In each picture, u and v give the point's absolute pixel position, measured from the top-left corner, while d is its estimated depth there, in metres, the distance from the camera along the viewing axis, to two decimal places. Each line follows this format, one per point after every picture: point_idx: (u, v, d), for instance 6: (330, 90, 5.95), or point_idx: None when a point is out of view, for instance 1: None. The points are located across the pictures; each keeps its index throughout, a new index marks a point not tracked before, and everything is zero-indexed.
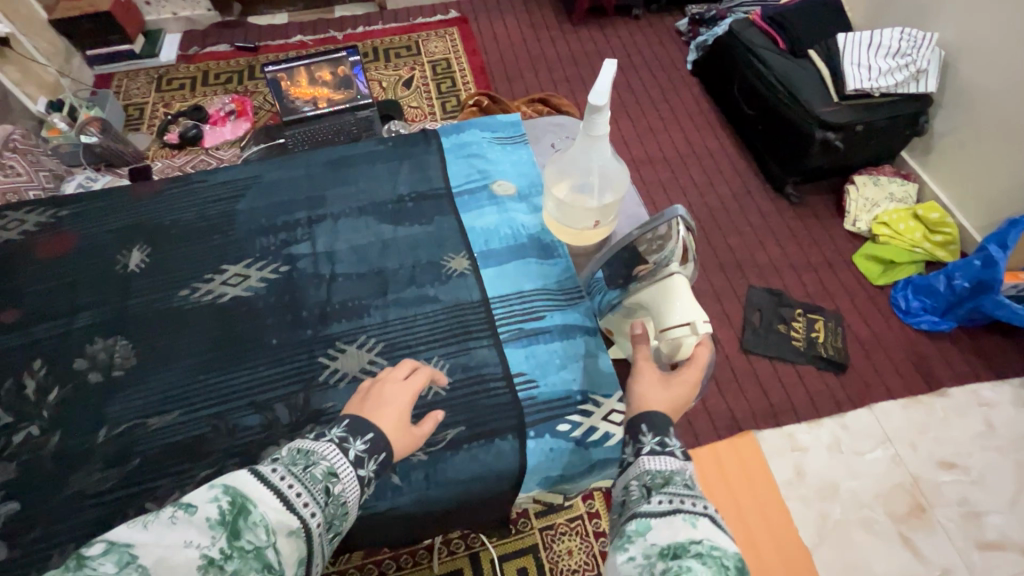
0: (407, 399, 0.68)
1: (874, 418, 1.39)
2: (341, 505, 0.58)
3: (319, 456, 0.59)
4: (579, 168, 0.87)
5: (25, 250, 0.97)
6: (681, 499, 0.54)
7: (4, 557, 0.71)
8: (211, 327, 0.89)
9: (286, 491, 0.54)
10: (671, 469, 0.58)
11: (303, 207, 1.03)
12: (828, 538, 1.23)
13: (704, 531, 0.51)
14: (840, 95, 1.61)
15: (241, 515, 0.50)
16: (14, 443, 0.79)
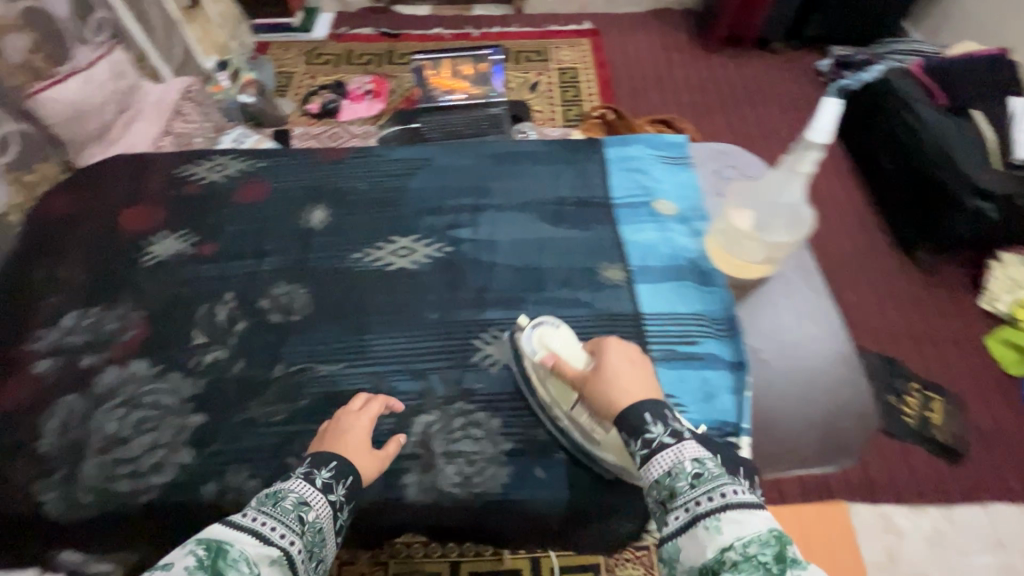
0: (363, 429, 0.75)
1: (986, 519, 1.27)
2: (318, 532, 0.62)
3: (289, 491, 0.63)
4: (767, 202, 0.86)
5: (226, 192, 1.09)
6: (695, 502, 0.56)
7: (189, 462, 0.79)
8: (380, 291, 0.96)
9: (261, 528, 0.58)
10: (671, 470, 0.59)
11: (470, 194, 1.08)
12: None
13: (732, 532, 0.53)
14: (1005, 163, 1.52)
15: (220, 557, 0.53)
16: (203, 361, 0.88)
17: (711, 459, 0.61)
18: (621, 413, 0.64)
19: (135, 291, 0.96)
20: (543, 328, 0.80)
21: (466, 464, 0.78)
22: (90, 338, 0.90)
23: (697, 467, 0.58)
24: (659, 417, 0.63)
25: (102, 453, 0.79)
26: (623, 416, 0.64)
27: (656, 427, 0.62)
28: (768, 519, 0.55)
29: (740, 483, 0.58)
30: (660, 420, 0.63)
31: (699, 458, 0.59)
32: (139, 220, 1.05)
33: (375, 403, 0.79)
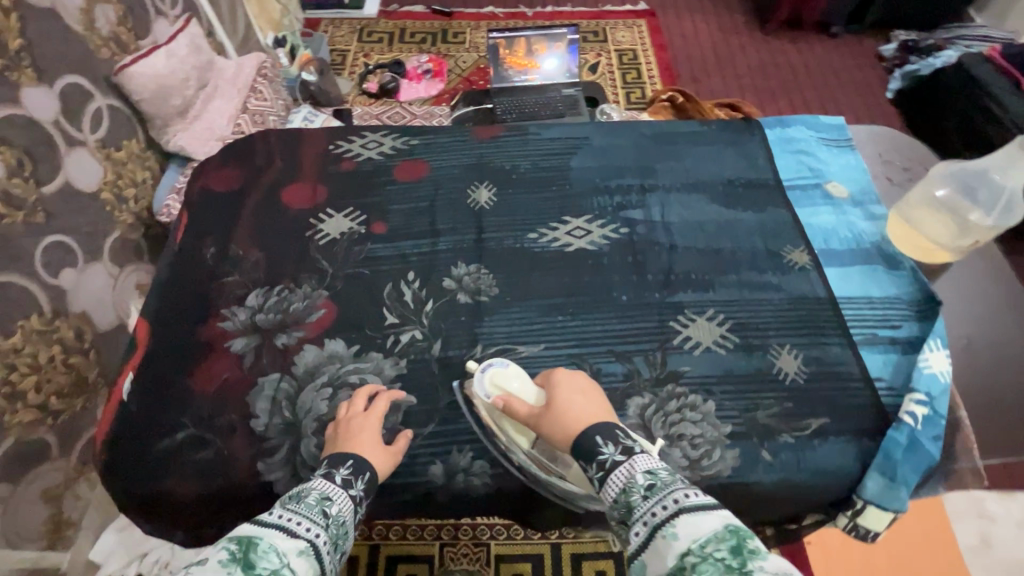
0: (375, 424, 0.75)
1: None
2: (342, 526, 0.62)
3: (311, 488, 0.64)
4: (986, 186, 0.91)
5: (385, 171, 1.07)
6: (651, 514, 0.55)
7: (408, 443, 0.78)
8: (563, 272, 0.94)
9: (290, 524, 0.57)
10: (624, 487, 0.59)
11: (635, 174, 1.06)
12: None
13: (687, 536, 0.51)
14: None
15: (251, 548, 0.52)
16: (401, 341, 0.87)
17: (663, 470, 0.60)
18: (574, 446, 0.64)
19: (315, 270, 0.94)
20: (494, 368, 0.77)
21: (689, 447, 0.78)
22: (280, 318, 0.88)
23: (649, 479, 0.58)
24: (609, 437, 0.63)
25: (319, 433, 0.78)
26: (577, 446, 0.64)
27: (608, 446, 0.62)
28: (724, 516, 0.53)
29: (696, 490, 0.57)
30: (613, 441, 0.63)
31: (652, 469, 0.59)
32: (300, 197, 1.03)
33: (383, 401, 0.77)
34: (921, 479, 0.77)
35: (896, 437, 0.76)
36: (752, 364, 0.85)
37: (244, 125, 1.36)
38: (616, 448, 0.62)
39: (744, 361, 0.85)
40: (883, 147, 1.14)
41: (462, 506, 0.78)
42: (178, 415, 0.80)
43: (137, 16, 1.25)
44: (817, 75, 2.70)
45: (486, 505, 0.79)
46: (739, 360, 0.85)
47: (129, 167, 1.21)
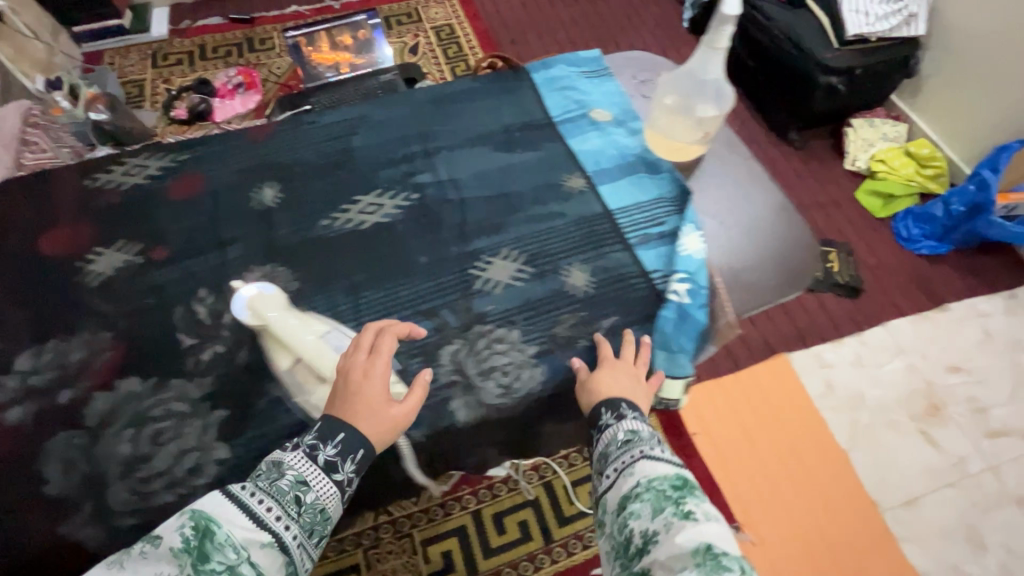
0: (380, 375, 0.74)
1: (889, 335, 1.80)
2: (319, 511, 0.67)
3: (288, 468, 0.68)
4: (694, 82, 0.99)
5: (156, 193, 1.00)
6: (618, 463, 0.71)
7: (226, 456, 0.76)
8: (360, 248, 0.95)
9: (257, 507, 0.64)
10: (607, 441, 0.75)
11: (418, 141, 1.09)
12: (859, 441, 1.63)
13: (641, 473, 0.68)
14: (840, 41, 1.93)
15: (208, 537, 0.59)
16: (203, 360, 0.83)
17: (646, 429, 0.75)
18: (588, 413, 0.79)
19: (93, 313, 0.87)
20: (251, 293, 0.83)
21: (501, 376, 0.84)
22: (59, 374, 0.82)
23: (629, 435, 0.73)
24: (609, 405, 0.77)
25: (127, 476, 0.74)
26: (589, 414, 0.79)
27: (605, 413, 0.76)
28: (676, 468, 0.69)
29: (665, 446, 0.73)
30: (613, 410, 0.76)
31: (632, 429, 0.74)
32: (61, 242, 0.94)
33: (386, 338, 0.77)
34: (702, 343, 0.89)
35: (667, 314, 0.89)
36: (547, 287, 0.92)
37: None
38: (613, 414, 0.77)
39: (540, 287, 0.92)
40: (638, 68, 1.26)
41: None
42: None
43: None
44: (619, 18, 2.91)
45: None
46: (536, 286, 0.92)
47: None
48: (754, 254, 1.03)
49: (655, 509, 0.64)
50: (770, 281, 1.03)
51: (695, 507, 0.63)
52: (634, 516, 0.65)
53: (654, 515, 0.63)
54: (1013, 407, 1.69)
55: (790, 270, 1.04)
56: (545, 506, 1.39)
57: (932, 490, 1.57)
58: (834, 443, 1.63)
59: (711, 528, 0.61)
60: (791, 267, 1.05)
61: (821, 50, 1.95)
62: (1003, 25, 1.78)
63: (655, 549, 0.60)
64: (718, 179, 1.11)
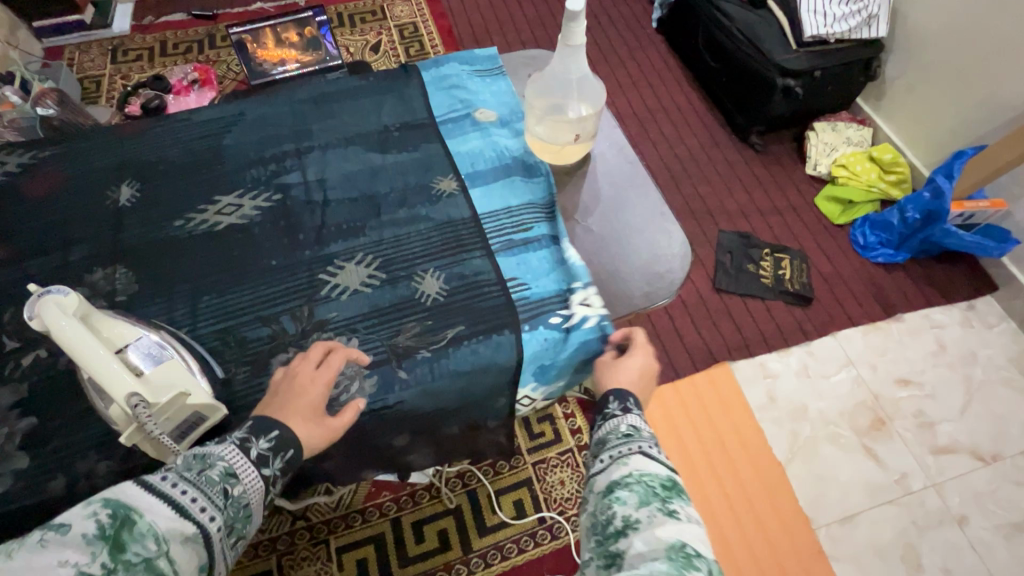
0: (321, 390, 0.72)
1: (837, 345, 1.74)
2: (243, 507, 0.59)
3: (218, 458, 0.60)
4: (559, 83, 0.95)
5: (11, 191, 0.97)
6: (616, 450, 0.67)
7: (25, 466, 0.73)
8: (210, 250, 0.92)
9: (181, 498, 0.54)
10: (608, 428, 0.70)
11: (291, 139, 1.05)
12: (798, 454, 1.56)
13: (635, 465, 0.64)
14: (799, 42, 1.88)
15: (126, 527, 0.48)
16: (23, 365, 0.81)
17: (648, 428, 0.70)
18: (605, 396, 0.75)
19: None
20: (50, 294, 0.69)
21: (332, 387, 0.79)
22: None
23: (630, 429, 0.69)
24: (618, 397, 0.74)
25: None
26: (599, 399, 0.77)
27: (614, 403, 0.73)
28: (670, 470, 0.65)
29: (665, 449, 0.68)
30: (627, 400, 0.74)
31: (636, 425, 0.69)
32: None
33: (338, 355, 0.75)
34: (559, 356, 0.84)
35: (532, 335, 0.84)
36: (396, 294, 0.88)
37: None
38: (621, 406, 0.73)
39: (389, 294, 0.88)
40: (537, 66, 1.21)
41: None
42: None
43: None
44: None
45: None
46: (386, 294, 0.88)
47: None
48: (621, 262, 0.98)
49: (643, 501, 0.59)
50: (635, 288, 0.96)
51: (682, 508, 0.59)
52: (619, 501, 0.60)
53: (640, 507, 0.59)
54: (961, 423, 1.61)
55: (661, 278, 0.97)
56: (465, 516, 1.35)
57: (871, 506, 1.50)
58: (771, 455, 1.56)
59: (694, 530, 0.57)
60: None
61: (779, 52, 1.89)
62: (961, 25, 1.72)
63: (635, 534, 0.56)
64: (597, 182, 1.05)
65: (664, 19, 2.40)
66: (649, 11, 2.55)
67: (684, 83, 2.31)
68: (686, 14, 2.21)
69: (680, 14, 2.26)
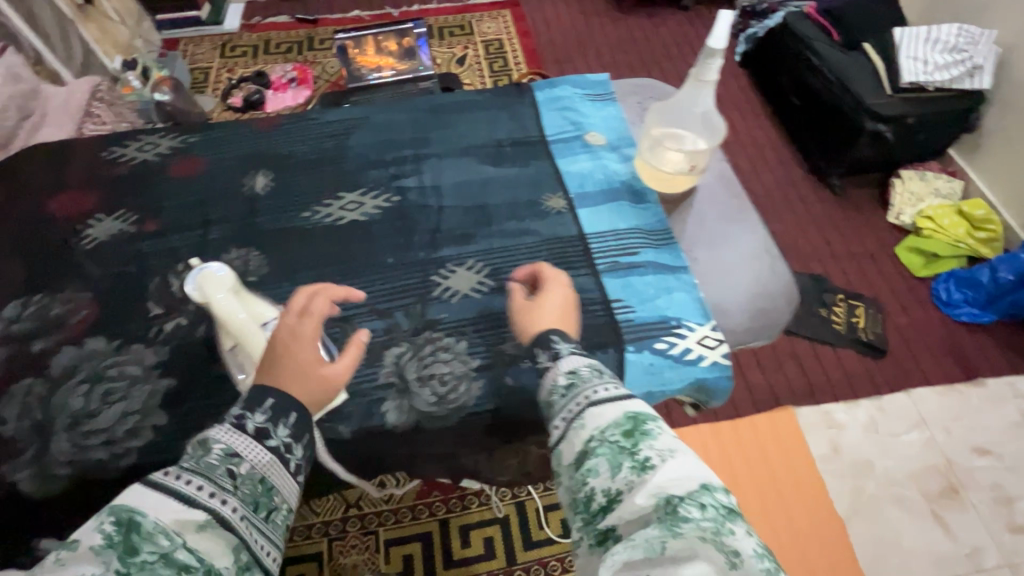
0: (310, 325, 0.70)
1: (911, 403, 1.66)
2: (258, 483, 0.57)
3: (217, 441, 0.57)
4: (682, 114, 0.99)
5: (161, 170, 1.07)
6: (568, 412, 0.61)
7: (163, 423, 0.80)
8: (332, 242, 0.98)
9: (186, 489, 0.51)
10: (550, 389, 0.65)
11: (411, 145, 1.11)
12: (860, 509, 1.50)
13: (592, 424, 0.57)
14: (894, 87, 1.84)
15: (135, 529, 0.46)
16: (165, 330, 0.88)
17: (585, 366, 0.65)
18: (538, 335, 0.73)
19: (79, 274, 0.94)
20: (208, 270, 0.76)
21: (438, 385, 0.83)
22: (38, 324, 0.88)
23: (570, 380, 0.63)
24: (544, 347, 0.69)
25: (72, 428, 0.79)
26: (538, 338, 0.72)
27: (542, 357, 0.68)
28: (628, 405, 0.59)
29: (616, 383, 0.62)
30: (565, 341, 0.70)
31: (572, 372, 0.64)
32: (70, 206, 1.01)
33: (318, 298, 0.73)
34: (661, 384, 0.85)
35: (636, 357, 0.85)
36: (503, 303, 0.92)
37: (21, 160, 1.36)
38: (551, 355, 0.69)
39: (497, 301, 0.92)
40: (645, 94, 1.24)
41: None
42: None
43: None
44: (666, 48, 2.94)
45: None
46: (494, 300, 0.92)
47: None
48: (729, 295, 0.96)
49: (614, 465, 0.53)
50: (741, 327, 0.95)
51: (652, 450, 0.53)
52: (592, 474, 0.54)
53: (616, 472, 0.53)
54: None
55: (769, 316, 0.96)
56: (511, 527, 1.36)
57: None
58: (832, 510, 1.50)
59: (675, 468, 0.51)
60: (765, 313, 0.96)
61: (872, 95, 1.86)
62: None
63: (620, 508, 0.50)
64: (704, 212, 1.05)
65: (750, 53, 2.39)
66: (733, 45, 2.55)
67: (767, 119, 2.29)
68: (774, 51, 2.21)
69: (768, 49, 2.25)
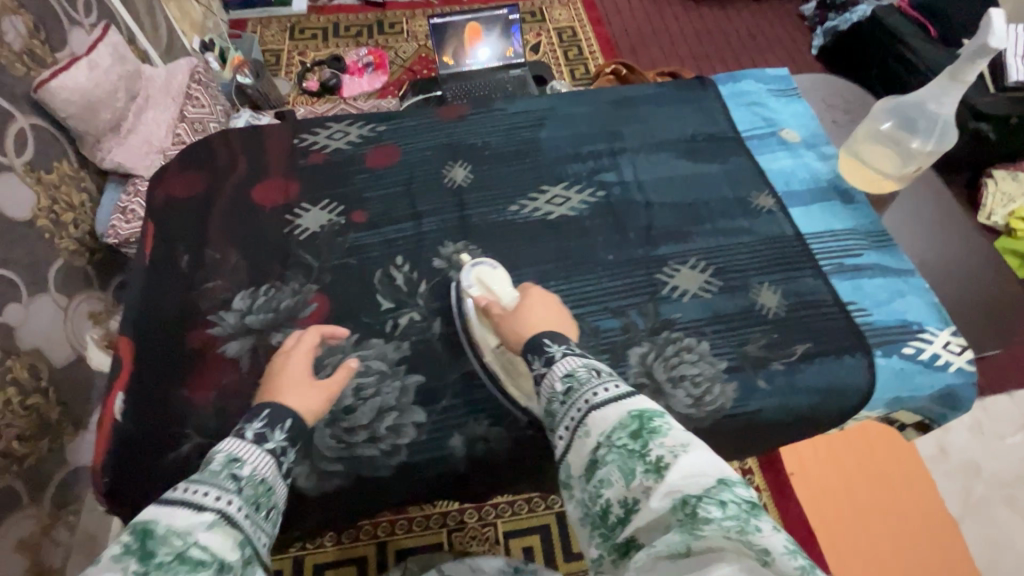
0: (298, 361, 0.74)
1: (1014, 405, 1.43)
2: (260, 482, 0.55)
3: (217, 453, 0.56)
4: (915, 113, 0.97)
5: (356, 159, 1.05)
6: (568, 422, 0.58)
7: (424, 420, 0.79)
8: (547, 239, 0.96)
9: (194, 495, 0.50)
10: (548, 396, 0.61)
11: (604, 139, 1.09)
12: (972, 512, 1.30)
13: (597, 430, 0.54)
14: (998, 86, 1.59)
15: (148, 536, 0.45)
16: (400, 325, 0.87)
17: (582, 366, 0.61)
18: (527, 342, 0.68)
19: (300, 265, 0.92)
20: (482, 267, 0.84)
21: (692, 386, 0.82)
22: (271, 317, 0.86)
23: (567, 383, 0.60)
24: (535, 352, 0.65)
25: (332, 424, 0.77)
26: (527, 345, 0.68)
27: (535, 362, 0.65)
28: (632, 404, 0.56)
29: (616, 380, 0.59)
30: (561, 342, 0.66)
31: (568, 373, 0.60)
32: (273, 194, 1.00)
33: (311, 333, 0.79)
34: (911, 388, 0.84)
35: (886, 362, 0.84)
36: (737, 303, 0.90)
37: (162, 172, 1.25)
38: (543, 360, 0.65)
39: (730, 302, 0.90)
40: (825, 91, 1.21)
41: (483, 475, 0.79)
42: (184, 424, 0.77)
43: (50, 28, 1.15)
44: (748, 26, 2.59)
45: (507, 470, 0.80)
46: (726, 301, 0.90)
47: (63, 190, 1.14)
48: (969, 299, 0.97)
49: (624, 471, 0.51)
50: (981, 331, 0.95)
51: (659, 447, 0.50)
52: (605, 484, 0.52)
53: (626, 477, 0.50)
54: None
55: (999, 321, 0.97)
56: None
57: None
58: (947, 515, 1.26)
59: (691, 461, 0.48)
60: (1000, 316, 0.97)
61: None
62: None
63: (637, 516, 0.48)
64: (928, 214, 1.04)
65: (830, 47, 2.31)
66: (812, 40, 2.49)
67: None
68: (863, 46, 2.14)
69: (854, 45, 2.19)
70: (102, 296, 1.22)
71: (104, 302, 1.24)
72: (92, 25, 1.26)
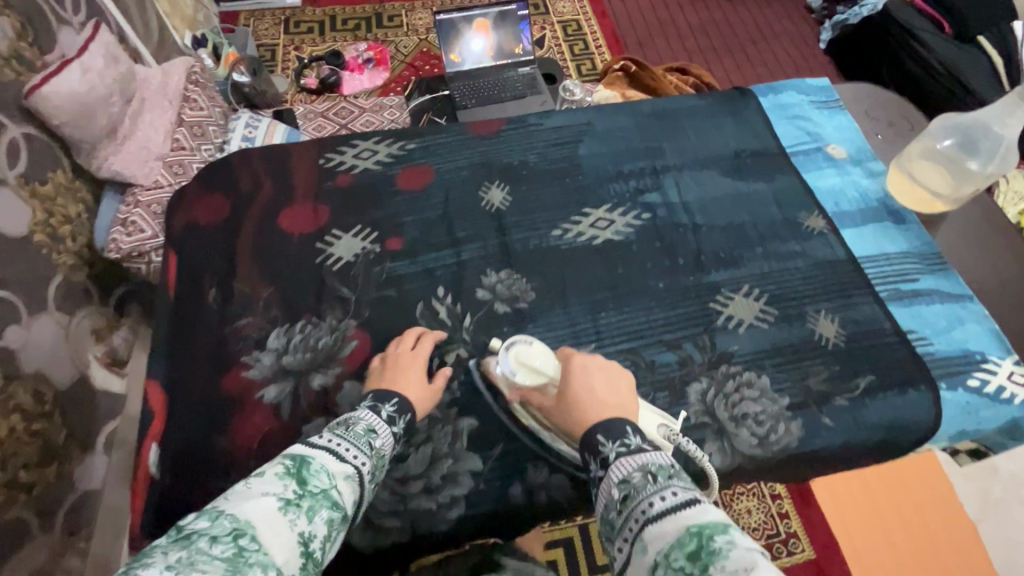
0: (421, 359, 0.77)
1: None
2: (381, 458, 0.61)
3: (358, 418, 0.63)
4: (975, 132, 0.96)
5: (387, 180, 0.99)
6: (625, 532, 0.50)
7: (480, 468, 0.75)
8: (594, 266, 0.92)
9: (337, 447, 0.57)
10: (604, 505, 0.54)
11: (645, 156, 1.05)
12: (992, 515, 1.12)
13: (653, 547, 0.46)
14: None
15: (305, 465, 0.52)
16: (448, 363, 0.82)
17: (641, 470, 0.53)
18: (585, 433, 0.60)
19: (336, 299, 0.87)
20: (516, 346, 0.73)
21: (755, 425, 0.79)
22: (310, 357, 0.81)
23: (622, 489, 0.52)
24: (592, 450, 0.58)
25: (384, 475, 0.73)
26: (584, 440, 0.60)
27: (591, 464, 0.58)
28: (697, 515, 0.47)
29: (676, 484, 0.51)
30: (616, 437, 0.58)
31: (624, 478, 0.53)
32: (300, 221, 0.94)
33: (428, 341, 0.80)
34: (976, 421, 0.82)
35: (951, 395, 0.82)
36: (795, 333, 0.87)
37: (162, 181, 1.12)
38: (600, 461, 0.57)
39: (787, 332, 0.87)
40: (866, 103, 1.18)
41: (545, 524, 0.75)
42: (225, 478, 0.73)
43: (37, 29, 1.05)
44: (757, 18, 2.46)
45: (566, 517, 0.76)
46: (783, 331, 0.87)
47: (60, 202, 1.06)
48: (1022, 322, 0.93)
49: None
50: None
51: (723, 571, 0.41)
52: None
53: None
54: None
55: None
56: None
57: None
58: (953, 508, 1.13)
59: None
60: None
61: None
62: None
63: None
64: (974, 237, 1.02)
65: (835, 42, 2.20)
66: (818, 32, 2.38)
67: None
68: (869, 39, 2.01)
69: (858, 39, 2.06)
70: (104, 311, 1.14)
71: (107, 318, 1.16)
72: (80, 24, 1.16)
